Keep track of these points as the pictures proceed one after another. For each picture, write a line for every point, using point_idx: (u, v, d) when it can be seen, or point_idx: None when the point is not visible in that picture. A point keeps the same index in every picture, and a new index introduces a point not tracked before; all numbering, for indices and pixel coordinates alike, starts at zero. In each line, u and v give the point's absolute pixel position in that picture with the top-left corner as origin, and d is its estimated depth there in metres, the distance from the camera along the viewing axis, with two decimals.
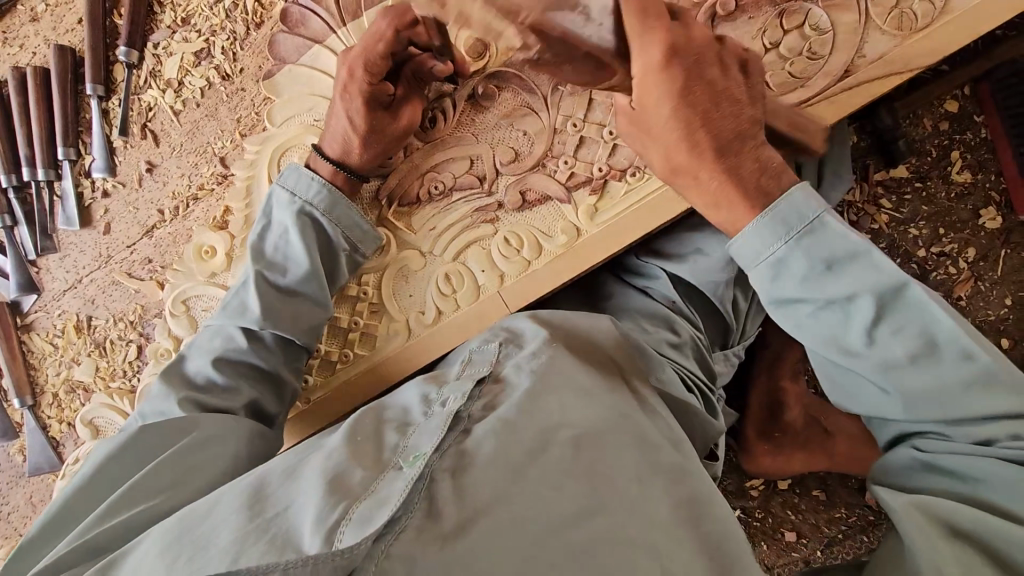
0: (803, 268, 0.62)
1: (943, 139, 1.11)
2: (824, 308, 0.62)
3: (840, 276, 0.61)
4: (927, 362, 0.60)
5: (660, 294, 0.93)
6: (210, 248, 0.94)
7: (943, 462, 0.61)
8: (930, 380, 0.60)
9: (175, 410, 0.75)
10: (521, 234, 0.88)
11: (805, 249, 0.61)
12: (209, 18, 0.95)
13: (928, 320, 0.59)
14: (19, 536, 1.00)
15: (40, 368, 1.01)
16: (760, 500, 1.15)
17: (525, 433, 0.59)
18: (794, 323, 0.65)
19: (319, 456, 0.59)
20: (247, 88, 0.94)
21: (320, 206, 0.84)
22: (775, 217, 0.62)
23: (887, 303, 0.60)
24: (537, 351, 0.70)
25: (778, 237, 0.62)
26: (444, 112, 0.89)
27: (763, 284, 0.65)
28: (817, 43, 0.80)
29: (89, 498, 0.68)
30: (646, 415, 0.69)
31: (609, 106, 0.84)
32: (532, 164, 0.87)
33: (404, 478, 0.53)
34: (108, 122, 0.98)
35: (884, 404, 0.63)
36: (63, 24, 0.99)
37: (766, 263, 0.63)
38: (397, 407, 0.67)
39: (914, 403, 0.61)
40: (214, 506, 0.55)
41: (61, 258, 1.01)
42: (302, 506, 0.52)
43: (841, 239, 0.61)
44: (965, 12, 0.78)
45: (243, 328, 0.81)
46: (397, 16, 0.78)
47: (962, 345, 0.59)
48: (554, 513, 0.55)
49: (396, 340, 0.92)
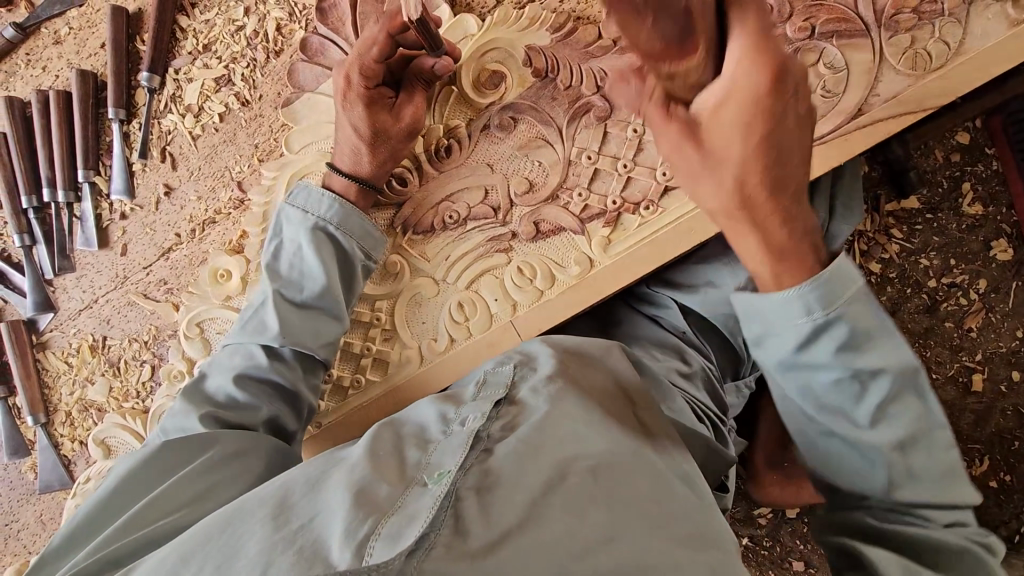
0: (841, 339, 0.58)
1: (954, 171, 1.11)
2: (847, 380, 0.59)
3: (872, 354, 0.58)
4: (918, 448, 0.60)
5: (670, 324, 0.94)
6: (225, 271, 0.94)
7: (916, 534, 0.61)
8: (918, 464, 0.61)
9: (195, 424, 0.76)
10: (535, 264, 0.88)
11: (848, 321, 0.57)
12: (230, 45, 0.96)
13: (924, 408, 0.60)
14: (29, 553, 1.01)
15: (54, 387, 1.01)
16: (769, 529, 1.14)
17: (546, 458, 0.59)
18: (807, 386, 0.61)
19: (340, 471, 0.59)
20: (266, 114, 0.95)
21: (334, 221, 0.85)
22: (823, 282, 0.57)
23: (902, 387, 0.59)
24: (552, 375, 0.70)
25: (821, 304, 0.57)
26: (459, 142, 0.90)
27: (792, 344, 0.59)
28: (831, 81, 0.81)
29: (106, 514, 0.68)
30: (662, 437, 0.69)
31: (624, 140, 0.85)
32: (547, 195, 0.88)
33: (431, 496, 0.53)
34: (128, 145, 1.00)
35: (866, 480, 0.62)
36: (86, 49, 1.01)
37: (803, 326, 0.58)
38: (412, 424, 0.67)
39: (903, 483, 0.61)
40: (236, 518, 0.55)
41: (78, 277, 1.02)
42: (329, 520, 0.52)
43: (876, 316, 0.59)
44: (981, 51, 0.78)
45: (263, 346, 0.82)
46: (389, 23, 0.81)
47: (944, 433, 0.61)
48: (581, 535, 0.54)
49: (408, 366, 0.92)
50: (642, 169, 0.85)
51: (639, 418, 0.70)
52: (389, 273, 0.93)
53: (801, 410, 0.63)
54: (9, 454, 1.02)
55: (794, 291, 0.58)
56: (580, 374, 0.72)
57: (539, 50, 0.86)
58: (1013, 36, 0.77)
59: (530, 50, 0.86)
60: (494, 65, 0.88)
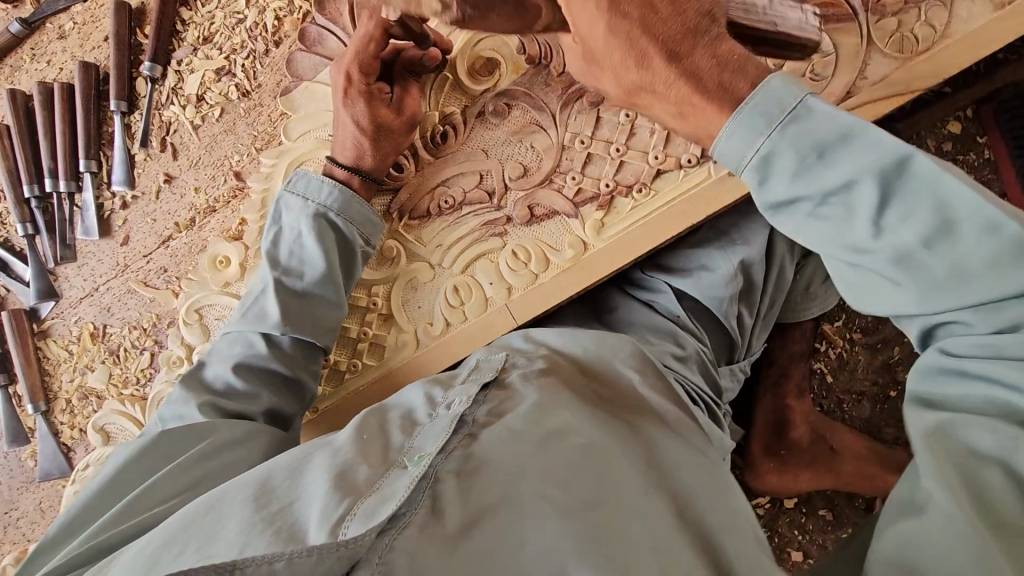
0: (790, 163, 0.54)
1: (946, 160, 1.10)
2: (822, 205, 0.54)
3: (836, 165, 0.53)
4: (945, 243, 0.50)
5: (665, 308, 0.94)
6: (224, 258, 0.96)
7: (976, 366, 0.50)
8: (947, 260, 0.50)
9: (195, 413, 0.76)
10: (528, 247, 0.90)
11: (792, 140, 0.54)
12: (230, 37, 0.98)
13: (943, 192, 0.50)
14: (27, 541, 1.01)
15: (54, 375, 1.02)
16: (768, 519, 1.13)
17: (531, 437, 0.59)
18: (794, 229, 0.57)
19: (325, 453, 0.59)
20: (265, 103, 0.97)
21: (334, 207, 0.86)
22: (751, 112, 0.56)
23: (892, 180, 0.51)
24: (546, 369, 0.70)
25: (757, 132, 0.56)
26: (454, 128, 0.91)
27: (749, 192, 0.58)
28: (820, 65, 0.82)
29: (97, 507, 0.68)
30: (655, 420, 0.69)
31: (616, 124, 0.86)
32: (540, 179, 0.89)
33: (409, 476, 0.53)
34: (130, 135, 1.01)
35: (903, 307, 0.53)
36: (90, 42, 1.03)
37: (747, 168, 0.57)
38: (401, 408, 0.68)
39: (931, 293, 0.51)
40: (220, 500, 0.55)
41: (79, 267, 1.03)
42: (308, 501, 0.52)
43: (830, 119, 0.54)
44: (967, 33, 0.80)
45: (264, 336, 0.82)
46: (380, 21, 0.81)
47: (985, 212, 0.48)
48: (561, 504, 0.54)
49: (405, 350, 0.93)
50: (633, 153, 0.86)
51: (641, 406, 0.70)
52: (386, 258, 0.94)
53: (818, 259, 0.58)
54: (9, 442, 1.02)
55: (721, 135, 0.58)
56: (568, 368, 0.72)
57: (532, 37, 0.87)
58: (998, 20, 0.79)
59: (524, 38, 0.87)
60: (489, 53, 0.90)
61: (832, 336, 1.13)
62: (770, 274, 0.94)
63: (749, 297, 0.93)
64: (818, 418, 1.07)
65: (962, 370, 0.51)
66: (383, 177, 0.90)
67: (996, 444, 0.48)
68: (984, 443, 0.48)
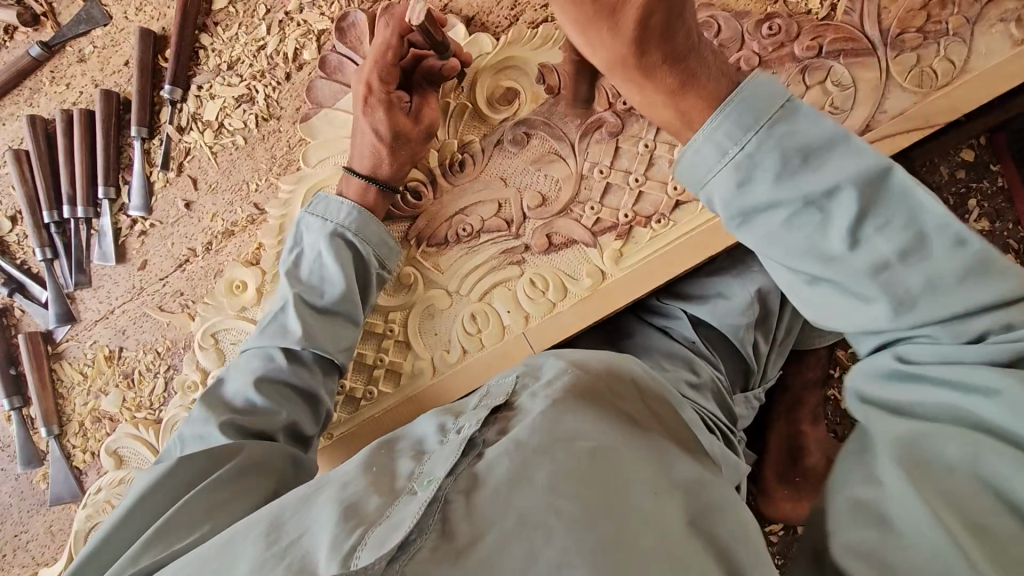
0: (772, 166, 0.53)
1: (960, 188, 1.09)
2: (802, 208, 0.53)
3: (819, 170, 0.53)
4: (914, 255, 0.51)
5: (680, 335, 0.94)
6: (241, 283, 0.96)
7: (935, 370, 0.52)
8: (920, 274, 0.51)
9: (216, 434, 0.75)
10: (547, 275, 0.90)
11: (775, 141, 0.53)
12: (252, 64, 0.99)
13: (916, 206, 0.51)
14: (36, 566, 1.00)
15: (67, 398, 1.02)
16: (780, 546, 1.12)
17: (541, 446, 0.57)
18: (767, 235, 0.55)
19: (332, 486, 0.57)
20: (284, 129, 0.98)
21: (351, 227, 0.85)
22: (736, 107, 0.55)
23: (870, 193, 0.52)
24: (554, 379, 0.67)
25: (739, 132, 0.55)
26: (472, 157, 0.92)
27: (727, 194, 0.56)
28: (839, 98, 0.83)
29: (118, 538, 0.65)
30: (667, 439, 0.67)
31: (635, 154, 0.87)
32: (559, 208, 0.89)
33: (418, 501, 0.52)
34: (148, 161, 1.02)
35: (870, 316, 0.53)
36: (110, 66, 1.03)
37: (728, 166, 0.55)
38: (412, 437, 0.66)
39: (904, 308, 0.52)
40: (229, 541, 0.53)
41: (95, 291, 1.03)
42: (319, 534, 0.50)
43: (816, 128, 0.54)
44: (986, 69, 0.80)
45: (284, 350, 0.81)
46: (398, 26, 0.85)
47: (955, 231, 0.51)
48: (567, 513, 0.51)
49: (422, 377, 0.93)
50: (653, 184, 0.87)
51: (650, 421, 0.67)
52: (402, 285, 0.94)
53: (779, 268, 0.58)
54: (22, 465, 1.01)
55: (702, 134, 0.56)
56: (584, 372, 0.69)
57: (552, 68, 0.88)
58: (1017, 56, 0.79)
59: (544, 68, 0.89)
60: (509, 83, 0.91)
61: (846, 362, 1.12)
62: (786, 304, 0.94)
63: (765, 325, 0.93)
64: (832, 445, 1.06)
65: (917, 374, 0.53)
66: (399, 187, 0.90)
67: (961, 449, 0.48)
68: (951, 451, 0.48)
